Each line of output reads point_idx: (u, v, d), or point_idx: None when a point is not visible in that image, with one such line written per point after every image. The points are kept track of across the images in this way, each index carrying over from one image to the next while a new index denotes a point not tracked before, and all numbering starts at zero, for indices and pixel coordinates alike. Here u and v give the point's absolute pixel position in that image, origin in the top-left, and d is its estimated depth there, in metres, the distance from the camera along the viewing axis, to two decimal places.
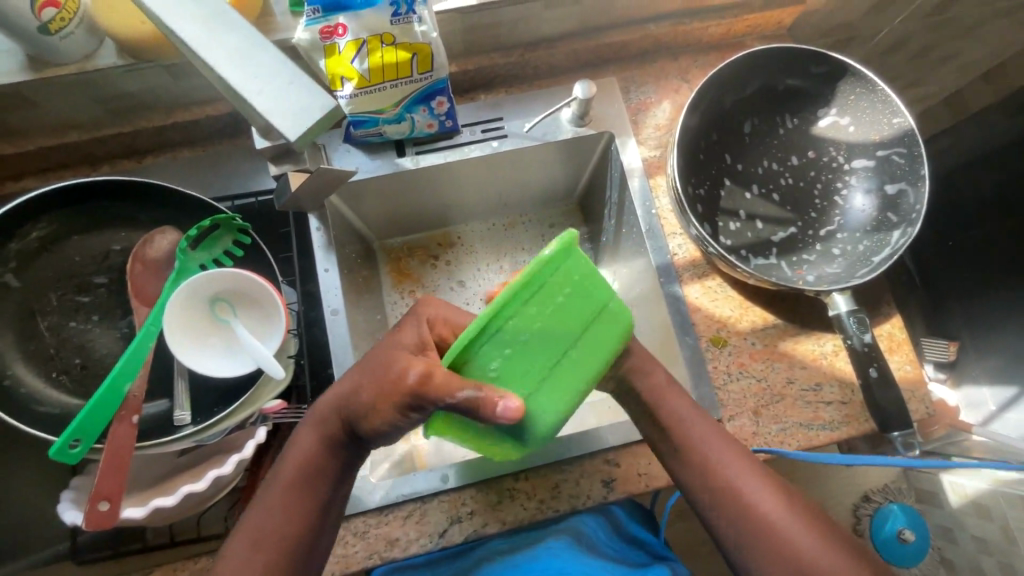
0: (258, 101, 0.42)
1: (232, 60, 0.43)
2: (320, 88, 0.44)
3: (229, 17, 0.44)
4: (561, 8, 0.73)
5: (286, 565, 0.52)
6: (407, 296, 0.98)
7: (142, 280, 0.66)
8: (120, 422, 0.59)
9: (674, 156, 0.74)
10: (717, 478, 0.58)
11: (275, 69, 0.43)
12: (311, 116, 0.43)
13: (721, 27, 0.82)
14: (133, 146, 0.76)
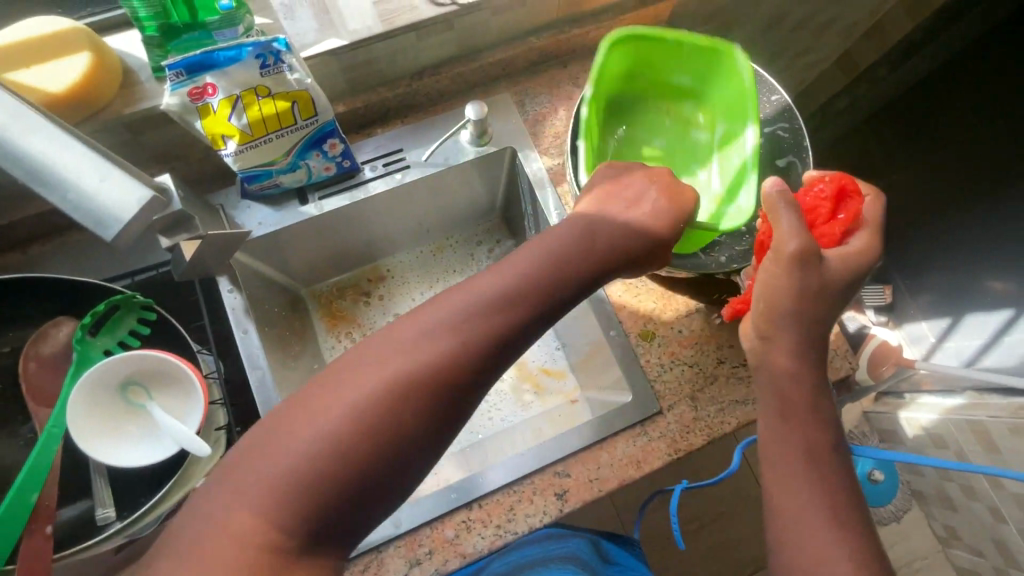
0: (66, 204, 0.41)
1: (35, 161, 0.41)
2: (133, 181, 0.42)
3: (25, 119, 0.41)
4: (439, 34, 0.73)
5: (371, 448, 0.45)
6: (344, 339, 0.95)
7: (37, 380, 0.62)
8: (31, 536, 0.55)
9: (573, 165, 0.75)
10: (795, 478, 0.51)
11: (78, 166, 0.41)
12: (124, 209, 0.41)
13: (601, 31, 0.84)
14: (14, 237, 0.72)
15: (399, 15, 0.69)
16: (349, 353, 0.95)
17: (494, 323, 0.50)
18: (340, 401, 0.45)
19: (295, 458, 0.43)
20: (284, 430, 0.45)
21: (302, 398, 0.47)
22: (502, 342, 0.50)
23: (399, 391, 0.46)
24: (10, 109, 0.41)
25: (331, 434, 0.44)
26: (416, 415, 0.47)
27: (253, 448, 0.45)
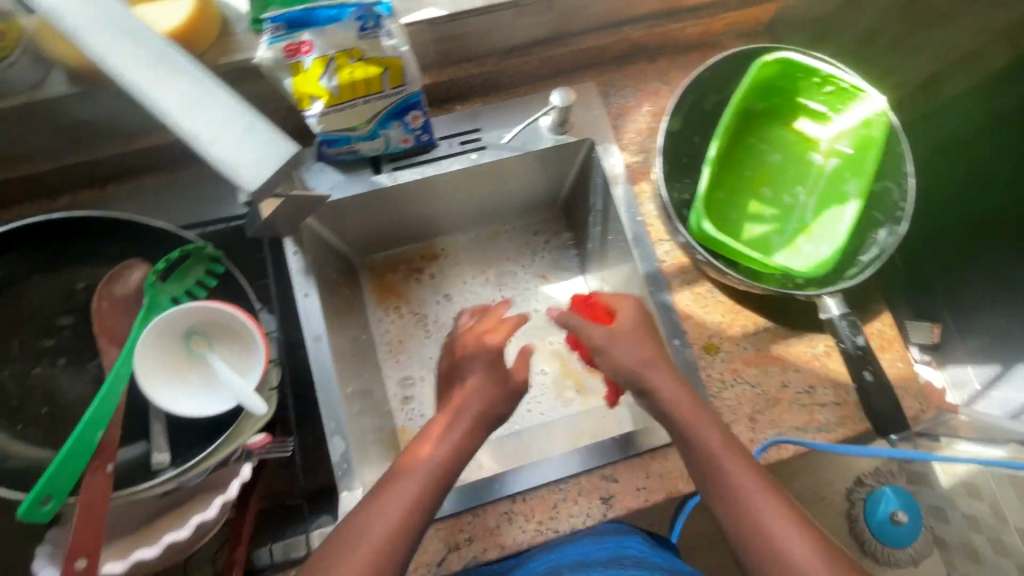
0: (214, 152, 0.46)
1: (191, 112, 0.46)
2: (278, 140, 0.47)
3: (185, 77, 0.47)
4: (536, 15, 0.71)
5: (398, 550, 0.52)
6: (391, 312, 0.97)
7: (110, 319, 0.62)
8: (92, 472, 0.55)
9: (659, 161, 0.73)
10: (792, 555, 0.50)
11: (227, 124, 0.47)
12: (264, 165, 0.46)
13: (698, 27, 0.81)
14: (94, 174, 0.73)
15: None
16: (395, 326, 0.96)
17: (446, 463, 0.58)
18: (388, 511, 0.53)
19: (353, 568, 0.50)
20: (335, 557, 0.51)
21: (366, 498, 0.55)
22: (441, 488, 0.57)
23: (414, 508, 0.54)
24: (174, 69, 0.47)
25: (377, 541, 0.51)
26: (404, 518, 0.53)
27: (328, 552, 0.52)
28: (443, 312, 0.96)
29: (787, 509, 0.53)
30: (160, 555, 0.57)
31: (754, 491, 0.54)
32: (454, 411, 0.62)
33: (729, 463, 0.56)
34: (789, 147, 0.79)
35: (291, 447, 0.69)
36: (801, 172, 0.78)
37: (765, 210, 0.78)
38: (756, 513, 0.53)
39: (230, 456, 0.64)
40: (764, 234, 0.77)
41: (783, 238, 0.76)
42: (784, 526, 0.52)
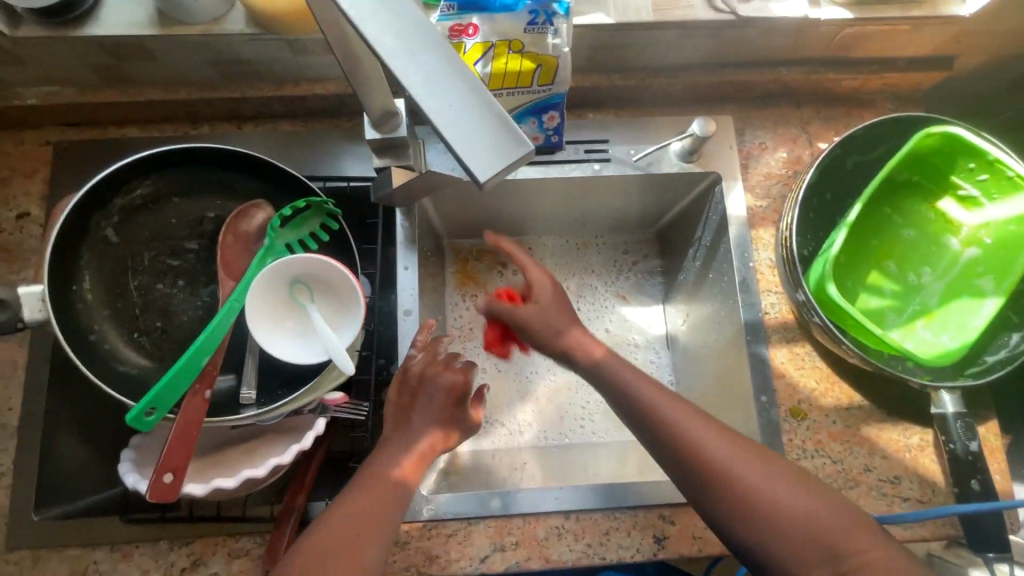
0: (443, 130, 0.31)
1: (430, 79, 0.32)
2: (515, 128, 0.32)
3: (421, 30, 0.33)
4: (697, 39, 0.69)
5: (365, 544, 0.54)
6: (467, 299, 0.96)
7: (231, 253, 0.65)
8: (193, 394, 0.58)
9: (793, 215, 0.70)
10: (766, 494, 0.52)
11: (469, 101, 0.32)
12: (506, 159, 0.31)
13: (855, 82, 0.77)
14: (237, 111, 0.76)
15: (673, 10, 0.65)
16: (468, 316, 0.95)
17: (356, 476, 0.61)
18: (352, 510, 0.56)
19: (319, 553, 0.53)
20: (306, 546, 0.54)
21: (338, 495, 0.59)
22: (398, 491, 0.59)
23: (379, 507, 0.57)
24: (411, 19, 0.33)
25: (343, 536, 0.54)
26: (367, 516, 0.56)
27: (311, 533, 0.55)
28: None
29: (743, 447, 0.55)
30: (235, 487, 0.59)
31: (716, 445, 0.54)
32: (410, 421, 0.65)
33: (688, 419, 0.56)
34: (925, 225, 0.75)
35: (364, 411, 0.70)
36: (934, 254, 0.74)
37: (886, 285, 0.74)
38: (714, 464, 0.53)
39: (306, 407, 0.67)
40: (879, 308, 0.73)
41: (900, 317, 0.72)
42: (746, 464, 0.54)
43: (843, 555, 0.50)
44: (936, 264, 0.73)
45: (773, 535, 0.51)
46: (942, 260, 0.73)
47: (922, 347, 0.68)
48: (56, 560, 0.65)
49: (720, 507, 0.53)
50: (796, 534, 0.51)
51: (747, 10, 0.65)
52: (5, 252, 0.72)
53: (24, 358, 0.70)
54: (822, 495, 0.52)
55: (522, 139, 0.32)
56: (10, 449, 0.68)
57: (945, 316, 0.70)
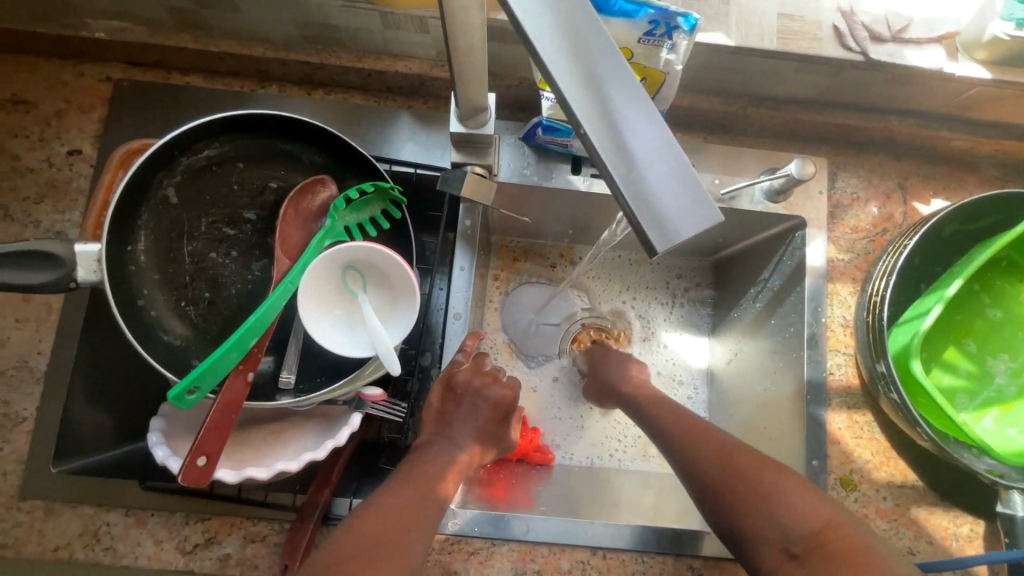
0: (620, 186, 0.28)
1: (611, 121, 0.29)
2: (701, 188, 0.28)
3: (605, 57, 0.29)
4: (815, 75, 0.65)
5: (406, 535, 0.52)
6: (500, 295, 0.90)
7: (289, 229, 0.60)
8: (236, 376, 0.55)
9: (888, 281, 0.66)
10: (749, 484, 0.53)
11: (650, 153, 0.28)
12: (685, 227, 0.28)
13: (968, 143, 0.72)
14: (310, 76, 0.72)
15: (799, 40, 0.61)
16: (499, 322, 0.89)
17: (397, 469, 0.59)
18: (396, 504, 0.54)
19: (357, 543, 0.50)
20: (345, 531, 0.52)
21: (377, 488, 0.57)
22: (442, 490, 0.57)
23: (423, 502, 0.55)
24: (596, 42, 0.29)
25: (384, 526, 0.52)
26: (410, 513, 0.54)
27: (349, 521, 0.53)
28: (549, 331, 0.90)
29: (729, 448, 0.57)
30: (267, 477, 0.57)
31: (704, 449, 0.58)
32: (455, 427, 0.63)
33: (688, 429, 0.61)
34: (1013, 307, 0.70)
35: (399, 412, 0.66)
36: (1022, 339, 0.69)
37: (961, 363, 0.70)
38: (701, 463, 0.57)
39: (341, 398, 0.63)
40: (949, 386, 0.69)
41: (972, 402, 0.68)
42: (733, 458, 0.56)
43: (822, 551, 0.48)
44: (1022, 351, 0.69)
45: (757, 527, 0.52)
46: None
47: (997, 441, 0.65)
48: (68, 517, 0.63)
49: (713, 506, 0.55)
50: (778, 529, 0.51)
51: (879, 53, 0.61)
52: (51, 187, 0.69)
53: (59, 303, 0.67)
54: (814, 494, 0.52)
55: (707, 203, 0.28)
56: (35, 394, 0.65)
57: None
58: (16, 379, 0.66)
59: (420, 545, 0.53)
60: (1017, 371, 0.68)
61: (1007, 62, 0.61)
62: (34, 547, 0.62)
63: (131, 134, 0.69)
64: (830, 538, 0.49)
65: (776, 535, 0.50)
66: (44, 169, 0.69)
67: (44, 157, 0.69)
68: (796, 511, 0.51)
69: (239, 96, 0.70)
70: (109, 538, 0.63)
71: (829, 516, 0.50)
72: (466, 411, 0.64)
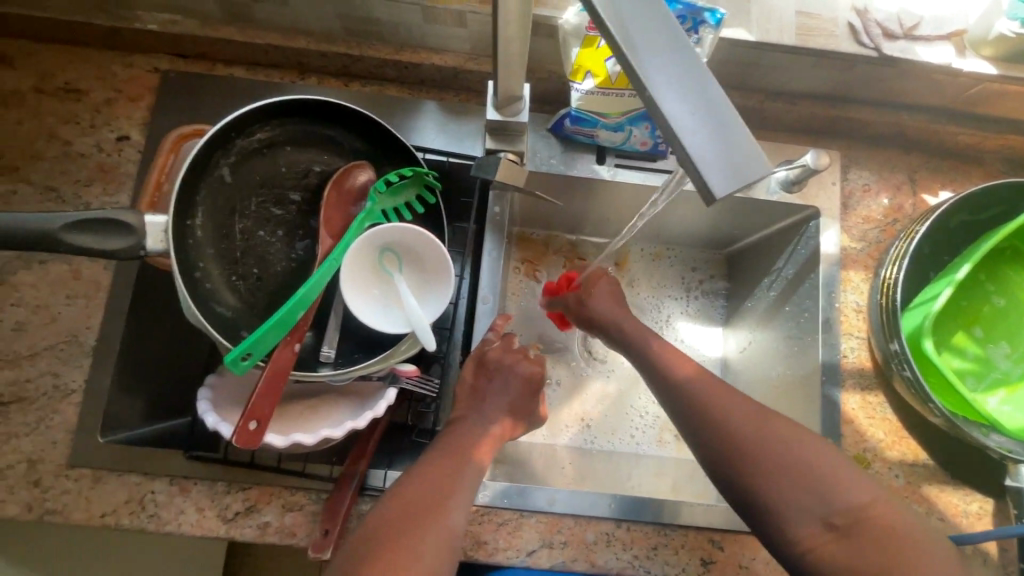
0: (685, 141, 0.31)
1: (676, 86, 0.32)
2: (753, 144, 0.32)
3: (666, 31, 0.33)
4: (830, 70, 0.68)
5: (452, 500, 0.55)
6: (524, 282, 0.93)
7: (333, 210, 0.63)
8: (284, 346, 0.58)
9: (900, 266, 0.69)
10: (790, 458, 0.52)
11: (708, 113, 0.32)
12: (741, 178, 0.31)
13: (975, 138, 0.76)
14: (348, 68, 0.75)
15: (815, 36, 0.65)
16: (521, 315, 0.91)
17: (437, 441, 0.62)
18: (437, 471, 0.57)
19: (404, 505, 0.53)
20: (392, 494, 0.55)
21: (417, 457, 0.59)
22: (479, 459, 0.60)
23: (463, 471, 0.58)
24: (657, 18, 0.33)
25: (430, 490, 0.55)
26: (450, 477, 0.57)
27: (395, 486, 0.56)
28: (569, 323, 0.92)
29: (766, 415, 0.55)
30: (314, 443, 0.60)
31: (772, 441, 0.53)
32: (486, 402, 0.66)
33: (715, 389, 0.58)
34: (1018, 294, 0.73)
35: (432, 388, 0.71)
36: None
37: (969, 348, 0.73)
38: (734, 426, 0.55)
39: (375, 373, 0.66)
40: (958, 369, 0.72)
41: (979, 384, 0.71)
42: (767, 426, 0.54)
43: (864, 525, 0.49)
44: None
45: (795, 501, 0.51)
46: None
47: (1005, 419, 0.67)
48: (115, 484, 0.65)
49: (740, 476, 0.53)
50: (820, 504, 0.50)
51: (891, 49, 0.64)
52: (101, 171, 0.72)
53: (107, 280, 0.70)
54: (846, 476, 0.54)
55: (761, 158, 0.32)
56: (83, 367, 0.68)
57: None
58: (65, 352, 0.68)
59: (460, 509, 0.56)
60: (1022, 356, 0.71)
61: (1011, 58, 0.64)
62: (81, 513, 0.65)
63: (177, 121, 0.73)
64: (874, 514, 0.49)
65: (816, 507, 0.50)
66: (94, 154, 0.72)
67: (94, 142, 0.73)
68: (842, 487, 0.50)
69: (281, 87, 0.74)
70: (153, 506, 0.65)
71: (870, 495, 0.50)
72: (496, 388, 0.68)
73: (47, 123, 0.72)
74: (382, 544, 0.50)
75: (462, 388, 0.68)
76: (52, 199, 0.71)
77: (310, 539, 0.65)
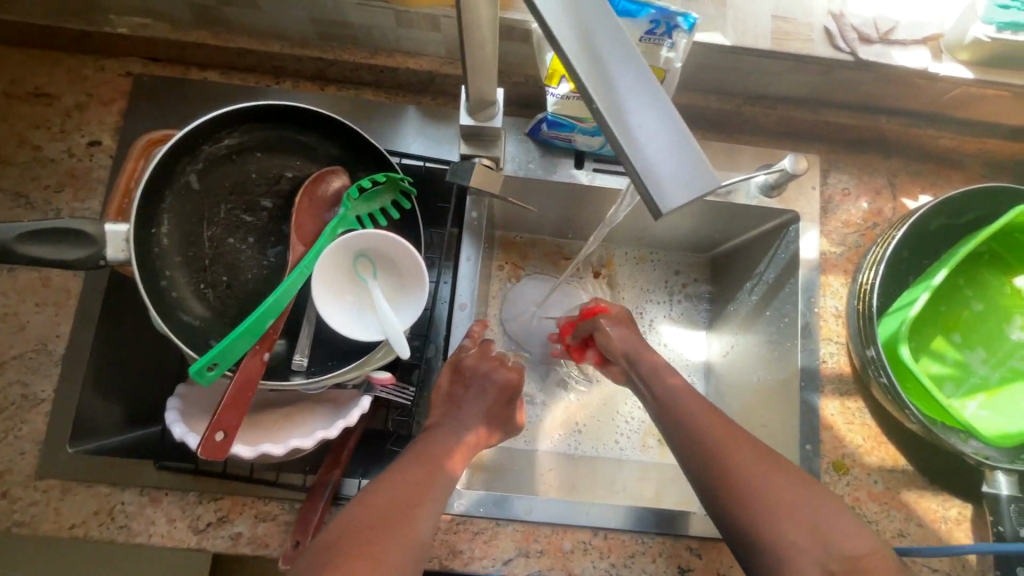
0: (632, 153, 0.31)
1: (627, 99, 0.31)
2: (706, 158, 0.31)
3: (616, 39, 0.32)
4: (808, 74, 0.68)
5: (420, 511, 0.54)
6: (505, 287, 0.92)
7: (304, 216, 0.63)
8: (252, 355, 0.57)
9: (878, 271, 0.69)
10: (797, 503, 0.51)
11: (657, 124, 0.31)
12: (690, 191, 0.30)
13: (954, 142, 0.76)
14: (323, 72, 0.75)
15: (792, 41, 0.64)
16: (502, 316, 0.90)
17: (408, 449, 0.61)
18: (407, 481, 0.56)
19: (371, 515, 0.52)
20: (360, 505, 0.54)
21: (387, 465, 0.58)
22: (451, 468, 0.60)
23: (433, 480, 0.57)
24: (610, 29, 0.32)
25: (398, 501, 0.54)
26: (420, 488, 0.56)
27: (364, 496, 0.55)
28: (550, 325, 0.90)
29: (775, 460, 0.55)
30: (284, 453, 0.59)
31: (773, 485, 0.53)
32: (461, 410, 0.66)
33: (721, 430, 0.58)
34: (997, 299, 0.73)
35: (408, 395, 0.70)
36: (1005, 330, 0.72)
37: (948, 353, 0.73)
38: (741, 470, 0.54)
39: (348, 380, 0.65)
40: (937, 374, 0.72)
41: (958, 389, 0.71)
42: (773, 470, 0.54)
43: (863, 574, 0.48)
44: (1006, 341, 0.72)
45: (794, 544, 0.50)
46: (1011, 338, 0.72)
47: (982, 424, 0.67)
48: (84, 496, 0.64)
49: (740, 519, 0.53)
50: (821, 548, 0.49)
51: (867, 53, 0.64)
52: (71, 177, 0.71)
53: (77, 288, 0.69)
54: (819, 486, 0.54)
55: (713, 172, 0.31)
56: (52, 376, 0.67)
57: (1008, 397, 0.69)
58: (34, 361, 0.67)
59: (430, 519, 0.55)
60: (1000, 360, 0.71)
61: (987, 62, 0.64)
62: (49, 525, 0.64)
63: (149, 126, 0.72)
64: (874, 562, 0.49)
65: (815, 552, 0.49)
66: (64, 159, 0.71)
67: (65, 147, 0.72)
68: (845, 534, 0.50)
69: (255, 91, 0.73)
70: (123, 517, 0.64)
71: (872, 545, 0.50)
72: (472, 396, 0.67)
73: (16, 128, 0.71)
74: (348, 550, 0.50)
75: (437, 396, 0.68)
76: (21, 205, 0.70)
77: (282, 550, 0.65)
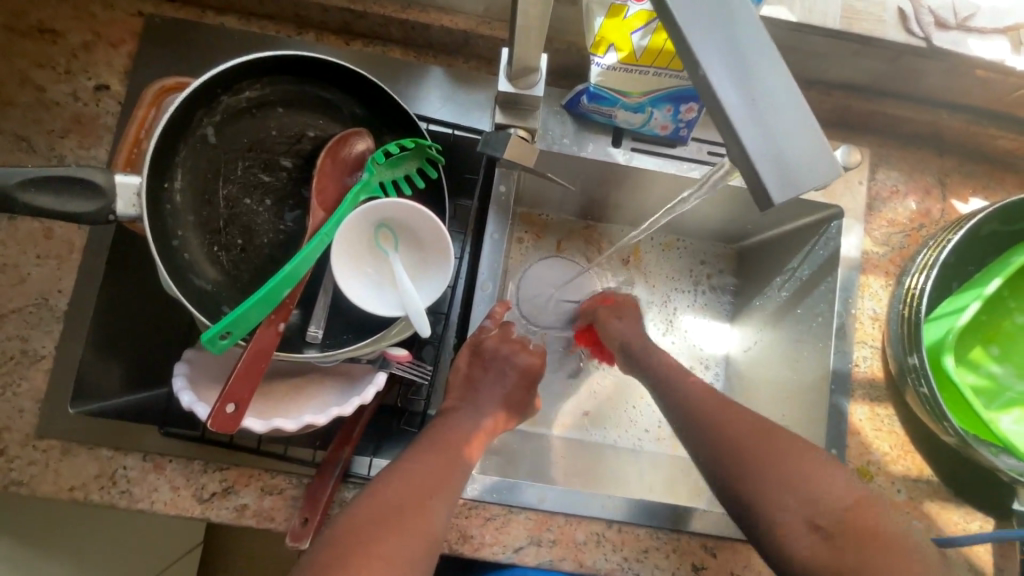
0: (743, 133, 0.28)
1: (732, 70, 0.29)
2: (822, 141, 0.29)
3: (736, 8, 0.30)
4: (873, 58, 0.63)
5: (435, 500, 0.52)
6: (525, 267, 0.89)
7: (326, 180, 0.58)
8: (266, 325, 0.54)
9: (928, 276, 0.65)
10: (778, 463, 0.52)
11: (774, 103, 0.29)
12: (804, 178, 0.28)
13: (1015, 143, 0.71)
14: (350, 26, 0.69)
15: (861, 21, 0.60)
16: (522, 296, 0.87)
17: (424, 433, 0.59)
18: (423, 468, 0.54)
19: (387, 501, 0.50)
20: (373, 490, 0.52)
21: (401, 450, 0.56)
22: (466, 455, 0.57)
23: (446, 467, 0.55)
24: None
25: (413, 489, 0.52)
26: (437, 474, 0.54)
27: (376, 481, 0.52)
28: (568, 309, 0.88)
29: (761, 428, 0.56)
30: (295, 429, 0.57)
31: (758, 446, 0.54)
32: (480, 395, 0.63)
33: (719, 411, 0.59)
34: None
35: (424, 375, 0.67)
36: None
37: (985, 365, 0.70)
38: (730, 437, 0.56)
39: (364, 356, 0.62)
40: (973, 385, 0.69)
41: (992, 404, 0.68)
42: (752, 438, 0.55)
43: (851, 528, 0.48)
44: None
45: (784, 502, 0.51)
46: None
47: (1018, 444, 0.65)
48: (85, 458, 0.62)
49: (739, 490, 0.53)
50: (807, 507, 0.50)
51: (942, 40, 0.60)
52: (77, 122, 0.66)
53: (81, 241, 0.66)
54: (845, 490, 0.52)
55: (831, 156, 0.29)
56: (54, 332, 0.64)
57: None
58: (35, 316, 0.64)
59: (444, 506, 0.53)
60: None
61: None
62: (49, 485, 0.61)
63: (161, 73, 0.67)
64: (861, 515, 0.48)
65: (802, 510, 0.50)
66: (69, 103, 0.67)
67: (70, 90, 0.67)
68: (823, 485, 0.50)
69: (276, 41, 0.68)
70: (125, 482, 0.62)
71: (859, 497, 0.49)
72: (492, 381, 0.64)
73: (19, 66, 0.66)
74: (365, 535, 0.47)
75: (454, 379, 0.65)
76: (22, 149, 0.65)
77: (288, 525, 0.63)
